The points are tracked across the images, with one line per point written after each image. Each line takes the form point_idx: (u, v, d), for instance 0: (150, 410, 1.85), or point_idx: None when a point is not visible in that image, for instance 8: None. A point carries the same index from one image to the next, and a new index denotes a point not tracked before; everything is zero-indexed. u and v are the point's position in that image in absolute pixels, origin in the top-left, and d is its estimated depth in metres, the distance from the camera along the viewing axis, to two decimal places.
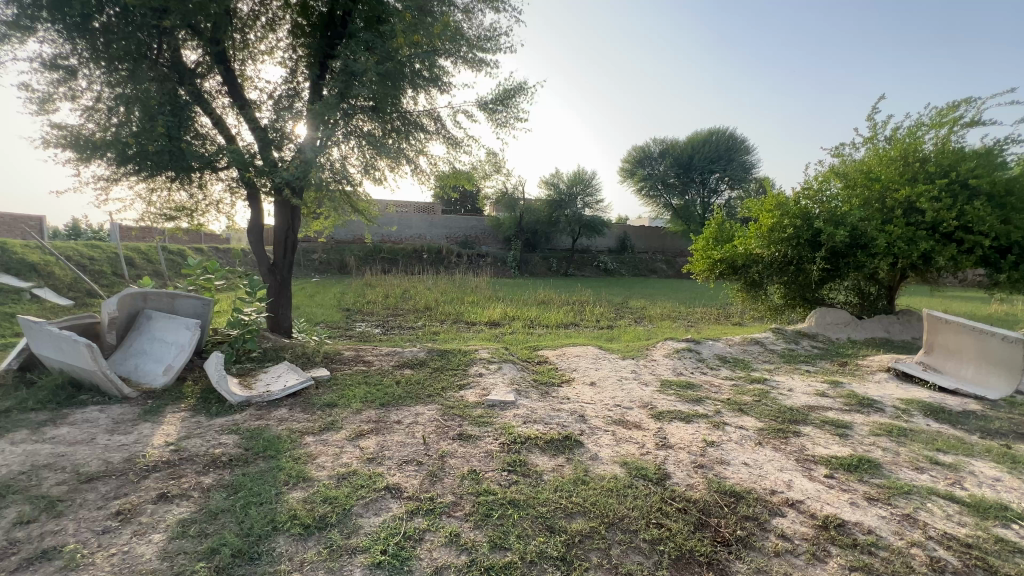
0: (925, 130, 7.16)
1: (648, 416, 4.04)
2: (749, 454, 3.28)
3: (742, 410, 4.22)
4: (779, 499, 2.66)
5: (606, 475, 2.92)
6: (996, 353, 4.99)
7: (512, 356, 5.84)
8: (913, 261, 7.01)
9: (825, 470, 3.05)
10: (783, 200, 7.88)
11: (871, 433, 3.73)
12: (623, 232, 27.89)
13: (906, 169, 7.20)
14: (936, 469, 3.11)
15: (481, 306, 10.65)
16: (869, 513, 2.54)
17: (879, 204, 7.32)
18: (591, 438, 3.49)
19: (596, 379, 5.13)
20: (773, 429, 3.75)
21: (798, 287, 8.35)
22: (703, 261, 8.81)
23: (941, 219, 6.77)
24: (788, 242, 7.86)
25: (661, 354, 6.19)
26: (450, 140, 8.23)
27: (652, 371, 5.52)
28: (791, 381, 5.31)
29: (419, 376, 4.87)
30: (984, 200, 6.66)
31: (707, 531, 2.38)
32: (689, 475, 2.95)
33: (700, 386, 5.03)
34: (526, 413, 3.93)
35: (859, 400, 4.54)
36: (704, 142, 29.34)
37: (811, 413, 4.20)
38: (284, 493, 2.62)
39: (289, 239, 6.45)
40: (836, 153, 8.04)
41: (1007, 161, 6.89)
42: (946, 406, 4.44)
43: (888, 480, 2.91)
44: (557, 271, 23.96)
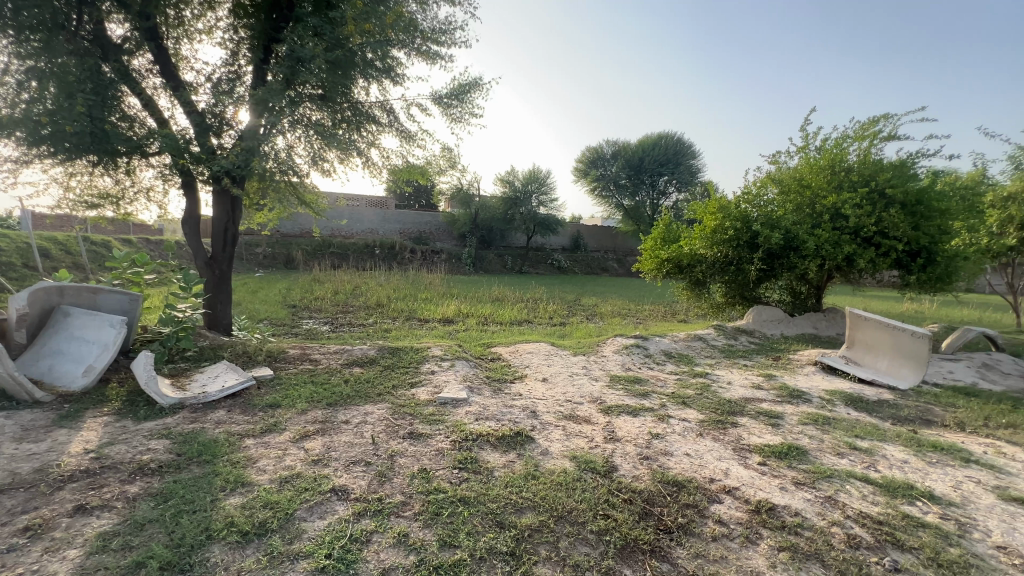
0: (850, 142, 7.75)
1: (598, 411, 4.15)
2: (691, 445, 3.44)
3: (686, 404, 4.42)
4: (717, 487, 2.81)
5: (556, 469, 2.97)
6: (907, 346, 5.49)
7: (465, 353, 5.82)
8: (839, 263, 7.61)
9: (758, 458, 3.25)
10: (724, 203, 8.33)
11: (799, 422, 4.03)
12: (577, 231, 28.52)
13: (833, 177, 7.75)
14: (854, 454, 3.40)
15: (434, 303, 10.52)
16: (795, 496, 2.73)
17: (809, 209, 7.87)
18: (542, 434, 3.54)
19: (548, 375, 5.22)
20: (713, 421, 3.95)
21: (738, 286, 8.85)
22: (651, 260, 9.17)
23: (863, 225, 7.38)
24: (729, 243, 8.34)
25: (611, 350, 6.38)
26: (404, 133, 8.10)
27: (601, 367, 5.67)
28: (729, 375, 5.62)
29: (369, 374, 4.75)
30: (898, 209, 7.29)
31: (651, 520, 2.47)
32: (635, 466, 3.06)
33: (647, 380, 5.23)
34: (478, 411, 3.93)
35: (790, 392, 4.87)
36: (655, 145, 30.34)
37: (748, 404, 4.46)
38: (220, 499, 2.48)
39: (229, 231, 6.10)
40: (772, 160, 8.54)
41: (918, 173, 7.57)
42: (864, 396, 4.85)
43: (813, 465, 3.14)
44: (512, 268, 24.02)
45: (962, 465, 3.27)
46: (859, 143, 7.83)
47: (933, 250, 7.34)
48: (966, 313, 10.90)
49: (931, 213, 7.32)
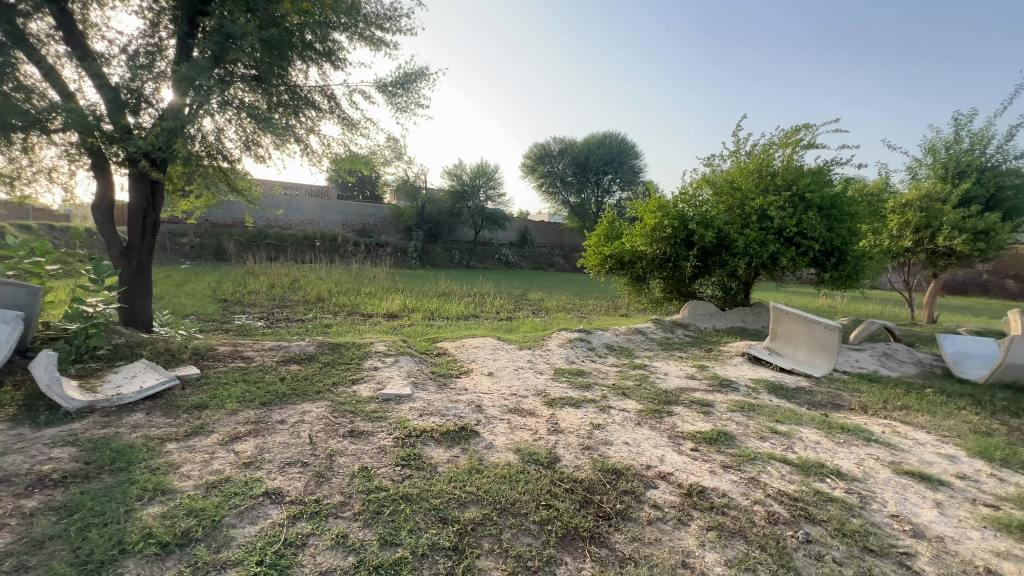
0: (775, 149, 8.32)
1: (542, 403, 4.23)
2: (629, 434, 3.58)
3: (625, 395, 4.59)
4: (653, 473, 2.94)
5: (500, 462, 2.99)
6: (821, 338, 5.97)
7: (410, 348, 5.71)
8: (764, 260, 8.18)
9: (691, 444, 3.44)
10: (663, 202, 8.72)
11: (727, 409, 4.31)
12: (524, 226, 28.72)
13: (760, 180, 8.31)
14: (775, 437, 3.68)
15: (378, 298, 10.24)
16: (723, 479, 2.92)
17: (739, 210, 8.39)
18: (487, 428, 3.55)
19: (493, 369, 5.23)
20: (651, 410, 4.14)
21: (675, 282, 9.30)
22: (595, 256, 9.45)
23: (785, 226, 7.97)
24: (667, 240, 8.74)
25: (556, 344, 6.51)
26: (346, 121, 7.79)
27: (546, 360, 5.77)
28: (666, 366, 5.91)
29: (307, 371, 4.55)
30: (816, 212, 7.93)
31: (591, 508, 2.55)
32: (577, 456, 3.14)
33: (590, 372, 5.39)
34: (422, 406, 3.87)
35: (720, 381, 5.20)
36: (600, 143, 31.08)
37: (682, 394, 4.71)
38: (137, 510, 2.28)
39: (148, 219, 5.61)
40: (707, 163, 9.02)
41: (834, 179, 8.26)
42: (784, 384, 5.26)
43: (739, 449, 3.37)
44: (459, 263, 23.84)
45: (864, 444, 3.63)
46: (784, 150, 8.43)
47: (844, 251, 8.05)
48: (869, 308, 12.10)
49: (843, 217, 8.02)
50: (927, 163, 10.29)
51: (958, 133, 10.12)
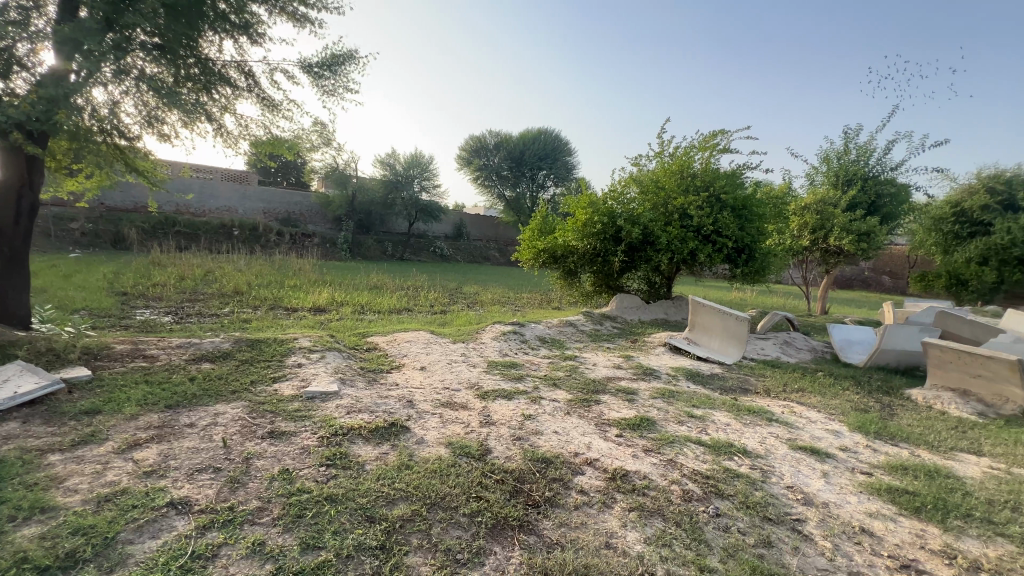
0: (695, 152, 8.89)
1: (474, 396, 4.23)
2: (559, 423, 3.69)
3: (556, 385, 4.72)
4: (580, 460, 3.05)
5: (431, 457, 2.96)
6: (732, 328, 6.49)
7: (337, 343, 5.47)
8: (685, 257, 8.73)
9: (616, 430, 3.61)
10: (594, 199, 9.05)
11: (650, 396, 4.57)
12: (460, 219, 28.47)
13: (681, 181, 8.84)
14: (692, 421, 3.96)
15: (304, 291, 9.69)
16: (644, 462, 3.09)
17: (663, 209, 8.89)
18: (418, 423, 3.50)
19: (426, 363, 5.16)
20: (580, 400, 4.30)
21: (604, 276, 9.68)
22: (529, 250, 9.61)
23: (703, 224, 8.54)
24: (597, 236, 9.08)
25: (489, 337, 6.54)
26: (267, 101, 7.27)
27: (480, 353, 5.78)
28: (595, 357, 6.15)
29: (222, 370, 4.22)
30: (730, 212, 8.58)
31: (521, 497, 2.60)
32: (508, 447, 3.18)
33: (522, 364, 5.47)
34: (350, 403, 3.72)
35: (643, 370, 5.50)
36: (535, 139, 31.46)
37: (609, 383, 4.93)
38: (8, 533, 2.00)
39: (23, 200, 4.87)
40: (635, 163, 9.44)
41: (745, 182, 8.97)
42: (700, 371, 5.68)
43: (659, 433, 3.59)
44: (392, 255, 23.16)
45: (766, 424, 4.02)
46: (703, 153, 9.02)
47: (754, 248, 8.77)
48: (774, 300, 13.32)
49: (753, 217, 8.73)
50: (822, 171, 11.47)
51: (847, 145, 11.37)
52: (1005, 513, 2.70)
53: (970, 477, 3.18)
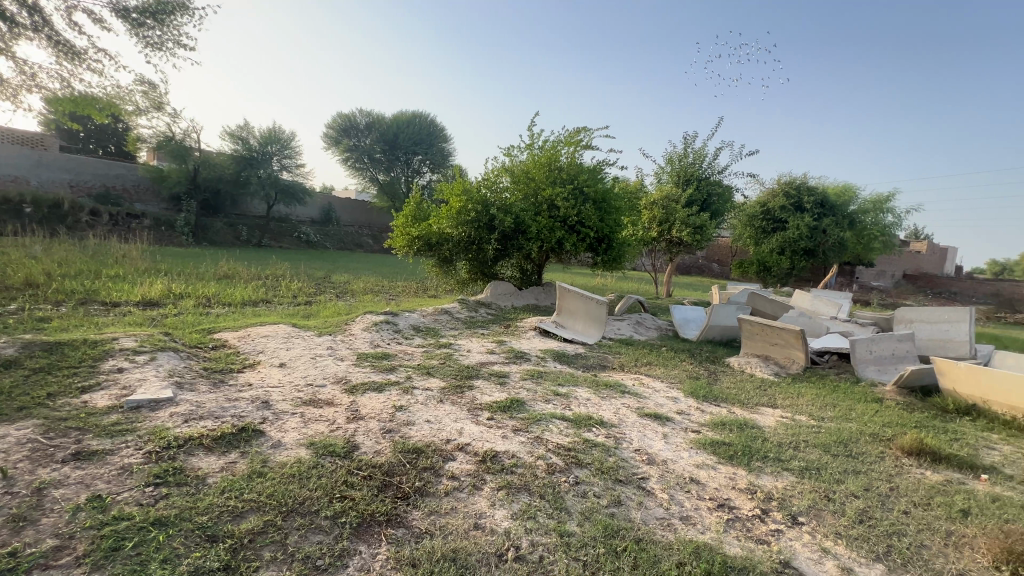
0: (562, 146, 9.41)
1: (342, 391, 3.98)
2: (432, 412, 3.66)
3: (430, 374, 4.67)
4: (452, 446, 3.07)
5: (289, 460, 2.71)
6: (593, 311, 7.09)
7: (173, 342, 4.69)
8: (553, 245, 9.26)
9: (487, 414, 3.71)
10: (468, 187, 9.12)
11: (521, 378, 4.78)
12: (328, 203, 26.65)
13: (550, 173, 9.31)
14: (557, 399, 4.24)
15: (128, 282, 8.11)
16: (513, 442, 3.22)
17: (533, 199, 9.30)
18: (274, 425, 3.17)
19: (286, 359, 4.71)
20: (453, 387, 4.31)
21: (479, 263, 9.82)
22: (402, 238, 9.35)
23: (568, 215, 9.12)
24: (471, 224, 9.16)
25: (360, 328, 6.21)
26: (65, 47, 5.89)
27: (349, 346, 5.46)
28: (470, 343, 6.23)
29: (3, 383, 3.34)
30: (591, 204, 9.28)
31: (390, 491, 2.53)
32: (377, 441, 3.06)
33: (395, 355, 5.31)
34: (188, 411, 3.22)
35: (515, 354, 5.74)
36: (410, 122, 30.38)
37: (482, 368, 5.04)
38: None
39: None
40: (507, 153, 9.69)
41: (605, 177, 9.75)
42: (567, 352, 6.10)
43: (528, 413, 3.77)
44: (248, 241, 20.65)
45: (620, 396, 4.48)
46: (569, 148, 9.59)
47: (613, 238, 9.61)
48: (631, 285, 14.90)
49: (612, 209, 9.54)
50: (668, 171, 13.02)
51: (687, 149, 13.04)
52: (790, 451, 3.39)
53: (768, 426, 3.93)
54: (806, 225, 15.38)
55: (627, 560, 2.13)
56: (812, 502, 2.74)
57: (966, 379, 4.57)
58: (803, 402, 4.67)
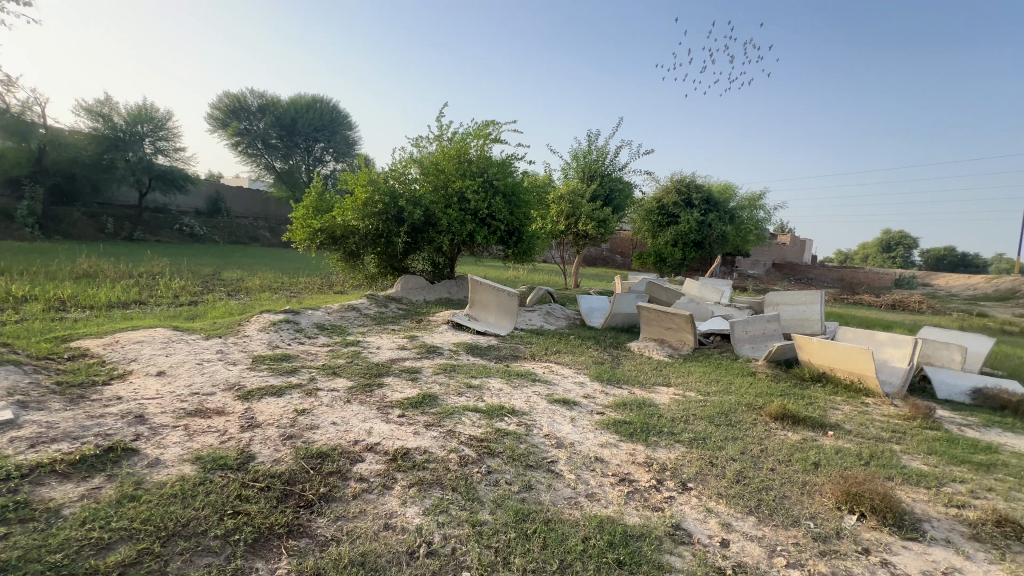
0: (472, 139, 9.38)
1: (234, 398, 3.64)
2: (338, 413, 3.48)
3: (336, 374, 4.44)
4: (360, 447, 2.95)
5: (171, 479, 2.42)
6: (505, 302, 7.18)
7: (13, 354, 3.94)
8: (464, 238, 9.24)
9: (398, 411, 3.62)
10: (374, 177, 8.76)
11: (433, 373, 4.72)
12: (215, 192, 24.18)
13: (460, 165, 9.26)
14: (470, 391, 4.26)
15: None
16: (425, 437, 3.18)
17: (443, 191, 9.21)
18: (152, 441, 2.82)
19: (165, 367, 4.18)
20: (361, 385, 4.15)
21: (388, 257, 9.49)
22: (303, 231, 8.73)
23: (479, 208, 9.16)
24: (379, 216, 8.80)
25: (256, 328, 5.71)
26: None
27: (242, 348, 5.00)
28: (379, 340, 6.02)
29: None
30: (501, 198, 9.38)
31: (291, 500, 2.37)
32: (276, 449, 2.85)
33: (296, 356, 4.96)
34: (35, 434, 2.73)
35: (428, 348, 5.66)
36: (310, 107, 28.15)
37: (393, 365, 4.90)
38: None
39: None
40: (415, 144, 9.45)
41: (515, 170, 9.90)
42: (480, 344, 6.14)
43: (440, 407, 3.74)
44: (116, 235, 17.97)
45: (531, 384, 4.62)
46: (478, 141, 9.59)
47: (523, 231, 9.81)
48: (541, 277, 15.34)
49: (521, 203, 9.71)
50: (573, 167, 13.56)
51: (591, 146, 13.65)
52: (681, 425, 3.74)
53: (663, 403, 4.31)
54: (695, 220, 16.93)
55: (537, 541, 2.22)
56: (700, 468, 3.05)
57: (818, 351, 5.33)
58: (692, 379, 5.17)
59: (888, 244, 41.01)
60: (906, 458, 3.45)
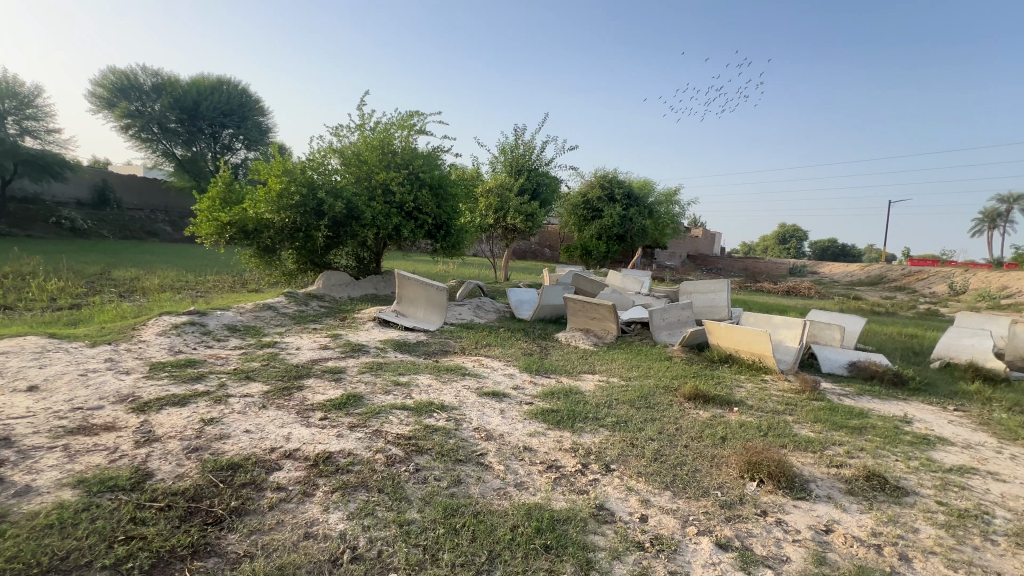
0: (396, 130, 9.09)
1: (128, 411, 3.26)
2: (252, 420, 3.24)
3: (249, 378, 4.12)
4: (277, 455, 2.77)
5: (46, 507, 2.13)
6: (433, 297, 7.06)
7: None
8: (390, 232, 8.97)
9: (320, 414, 3.44)
10: (290, 166, 8.21)
11: (358, 372, 4.55)
12: (101, 180, 21.45)
13: (383, 156, 8.96)
14: (398, 389, 4.16)
15: None
16: (349, 439, 3.05)
17: (366, 182, 8.88)
18: (21, 467, 2.44)
19: (37, 381, 3.64)
20: (278, 389, 3.89)
21: (307, 252, 8.96)
22: (209, 224, 7.98)
23: (405, 201, 8.92)
24: (296, 208, 8.26)
25: (153, 333, 5.14)
26: None
27: (137, 356, 4.48)
28: (299, 340, 5.68)
29: None
30: (428, 190, 9.19)
31: (197, 518, 2.18)
32: (179, 464, 2.59)
33: (203, 361, 4.54)
34: None
35: (352, 347, 5.44)
36: (214, 88, 25.63)
37: (314, 366, 4.65)
38: None
39: None
40: (335, 133, 9.01)
41: (442, 163, 9.73)
42: (408, 340, 6.01)
43: (365, 407, 3.61)
44: None
45: (461, 378, 4.61)
46: (403, 131, 9.31)
47: (451, 225, 9.68)
48: (471, 271, 15.20)
49: (449, 195, 9.57)
50: (501, 161, 13.58)
51: (518, 141, 13.76)
52: (605, 410, 3.92)
53: (589, 390, 4.48)
54: (617, 214, 17.69)
55: (465, 535, 2.22)
56: (622, 450, 3.21)
57: (726, 335, 5.82)
58: (615, 366, 5.43)
59: (784, 237, 45.62)
60: (797, 428, 3.87)
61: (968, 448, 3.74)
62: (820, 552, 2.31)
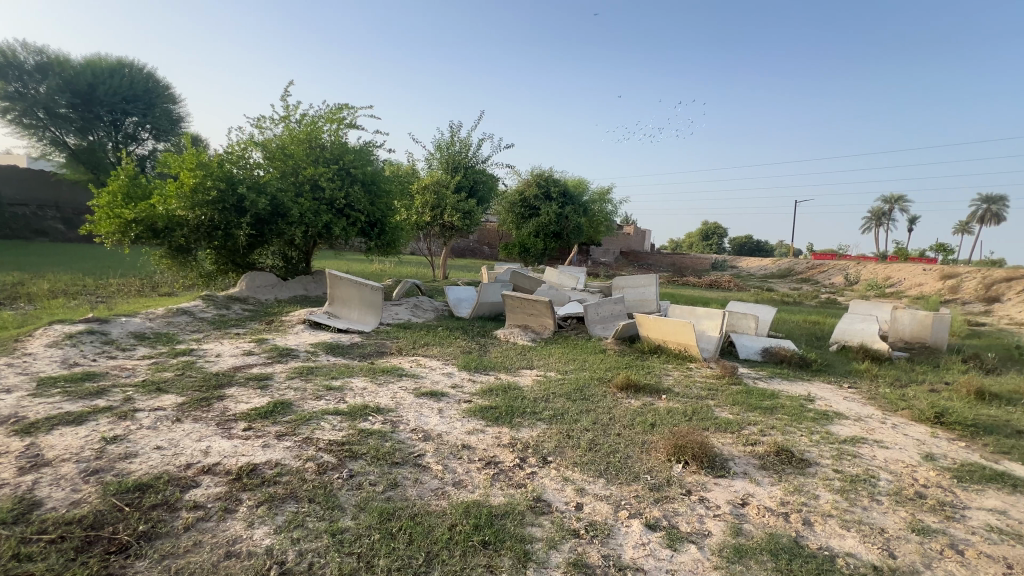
0: (324, 123, 8.69)
1: (9, 434, 2.86)
2: (164, 436, 2.97)
3: (161, 390, 3.77)
4: (193, 471, 2.56)
5: None
6: (368, 297, 6.82)
7: None
8: (319, 230, 8.56)
9: (243, 424, 3.22)
10: (205, 159, 7.48)
11: (286, 377, 4.31)
12: None
13: (310, 151, 8.55)
14: (331, 393, 3.98)
15: None
16: (276, 449, 2.89)
17: (292, 178, 8.42)
18: None
19: None
20: (195, 400, 3.59)
21: (227, 252, 8.33)
22: (110, 222, 7.19)
23: (335, 198, 8.57)
24: (213, 205, 7.59)
25: (42, 344, 4.55)
26: None
27: (20, 371, 3.94)
28: (219, 347, 5.28)
29: None
30: (360, 186, 8.86)
31: (97, 547, 1.97)
32: (74, 489, 2.32)
33: (104, 373, 4.08)
34: None
35: (280, 351, 5.13)
36: (113, 71, 23.01)
37: (236, 373, 4.34)
38: None
39: None
40: (256, 125, 8.47)
41: (374, 159, 9.42)
42: (341, 343, 5.77)
43: (294, 415, 3.43)
44: None
45: (398, 380, 4.50)
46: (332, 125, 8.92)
47: (386, 223, 9.41)
48: (408, 270, 14.88)
49: (382, 192, 9.30)
50: (437, 158, 13.38)
51: (454, 138, 13.64)
52: (542, 404, 4.00)
53: (527, 386, 4.55)
54: (553, 212, 18.05)
55: (402, 538, 2.17)
56: (558, 442, 3.29)
57: (654, 326, 6.14)
58: (553, 360, 5.54)
59: (707, 234, 48.77)
60: (718, 411, 4.17)
61: (859, 420, 4.21)
62: (736, 524, 2.51)
